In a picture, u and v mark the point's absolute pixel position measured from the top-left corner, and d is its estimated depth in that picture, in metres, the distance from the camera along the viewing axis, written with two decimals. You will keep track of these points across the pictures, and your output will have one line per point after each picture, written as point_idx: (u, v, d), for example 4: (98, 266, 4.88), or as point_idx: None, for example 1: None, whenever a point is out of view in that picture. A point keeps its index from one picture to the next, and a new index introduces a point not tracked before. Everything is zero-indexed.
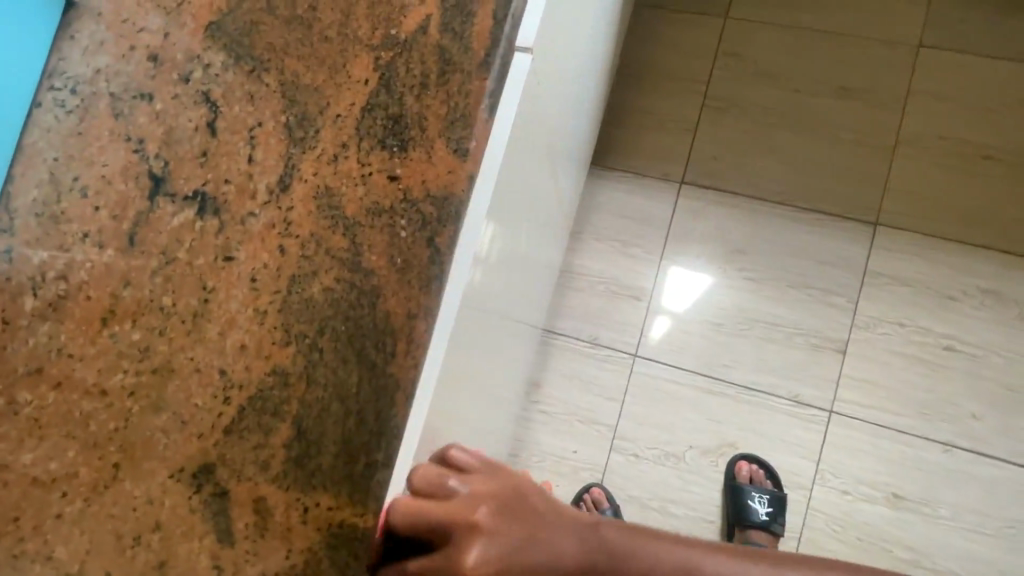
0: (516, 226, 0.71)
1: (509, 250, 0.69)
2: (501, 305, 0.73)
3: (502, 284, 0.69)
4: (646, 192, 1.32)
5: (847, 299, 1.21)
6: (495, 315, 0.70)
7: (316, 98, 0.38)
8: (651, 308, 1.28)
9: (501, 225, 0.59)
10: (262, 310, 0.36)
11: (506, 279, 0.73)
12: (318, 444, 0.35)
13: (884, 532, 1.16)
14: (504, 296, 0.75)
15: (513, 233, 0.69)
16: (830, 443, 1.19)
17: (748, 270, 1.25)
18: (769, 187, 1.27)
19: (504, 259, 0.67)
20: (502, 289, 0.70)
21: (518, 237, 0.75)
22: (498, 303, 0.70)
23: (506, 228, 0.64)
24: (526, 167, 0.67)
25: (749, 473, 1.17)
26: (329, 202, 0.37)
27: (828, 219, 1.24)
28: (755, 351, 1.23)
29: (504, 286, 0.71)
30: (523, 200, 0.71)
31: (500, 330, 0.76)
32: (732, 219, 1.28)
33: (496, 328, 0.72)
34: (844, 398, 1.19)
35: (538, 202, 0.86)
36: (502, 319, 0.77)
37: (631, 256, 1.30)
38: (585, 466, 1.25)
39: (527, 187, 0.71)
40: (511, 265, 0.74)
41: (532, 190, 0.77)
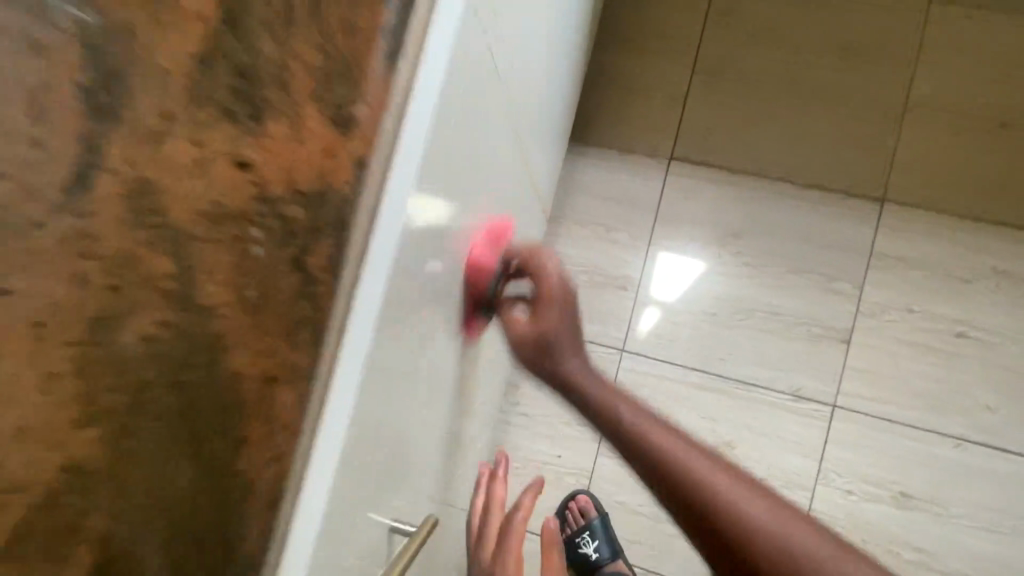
0: (456, 213, 0.60)
1: (445, 242, 0.58)
2: (442, 306, 0.61)
3: (436, 283, 0.58)
4: (631, 170, 1.20)
5: (851, 283, 1.11)
6: (429, 321, 0.58)
7: (129, 36, 0.26)
8: (638, 297, 1.17)
9: (410, 210, 0.47)
10: (51, 374, 0.25)
11: (448, 277, 0.61)
12: (136, 547, 0.29)
13: (891, 534, 1.08)
14: (451, 297, 0.63)
15: (450, 220, 0.58)
16: (832, 441, 1.10)
17: (744, 254, 1.15)
18: (766, 161, 1.16)
19: (435, 253, 0.56)
20: (438, 288, 0.58)
21: (465, 224, 0.63)
22: (433, 305, 0.58)
23: (430, 215, 0.52)
24: (458, 139, 0.55)
25: None
26: (146, 201, 0.28)
27: (830, 197, 1.13)
28: (752, 342, 1.13)
29: (441, 285, 0.59)
30: (460, 180, 0.59)
31: (444, 335, 0.65)
32: (726, 198, 1.16)
33: (433, 336, 0.61)
34: (847, 390, 1.10)
35: (496, 183, 0.74)
36: (450, 323, 0.66)
37: (615, 241, 1.19)
38: (571, 472, 1.16)
39: (465, 163, 0.59)
40: (455, 260, 0.62)
41: (480, 169, 0.65)
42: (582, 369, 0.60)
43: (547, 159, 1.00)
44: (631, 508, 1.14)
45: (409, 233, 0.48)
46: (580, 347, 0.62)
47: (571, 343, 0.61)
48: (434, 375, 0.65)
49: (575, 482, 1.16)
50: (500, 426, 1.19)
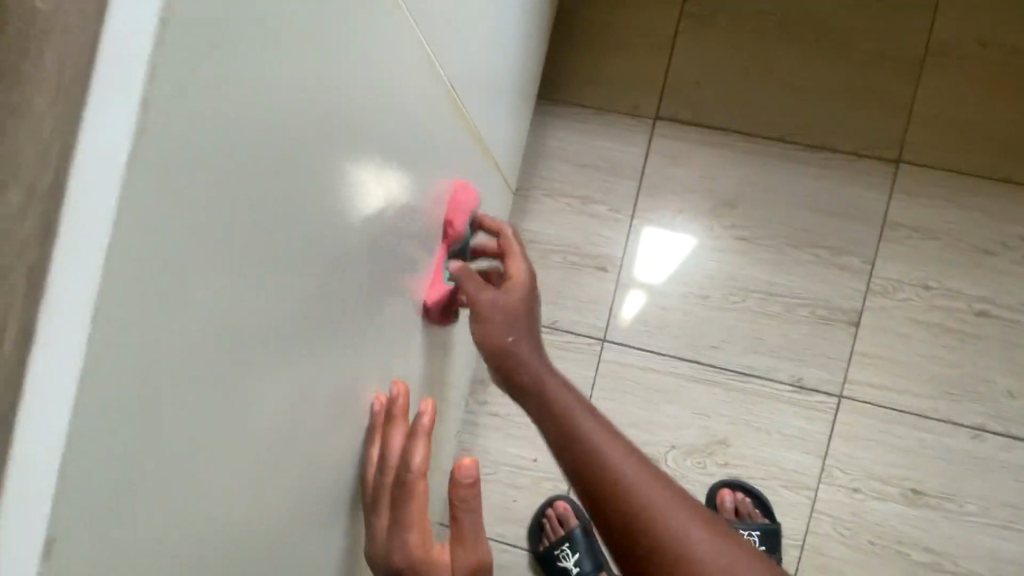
0: (315, 195, 0.43)
1: (293, 235, 0.41)
2: (299, 322, 0.45)
3: (279, 293, 0.41)
4: (609, 132, 1.04)
5: (860, 258, 0.98)
6: (272, 343, 0.42)
7: None
8: (619, 279, 1.03)
9: (196, 195, 0.31)
10: None
11: (307, 281, 0.44)
12: None
13: (901, 535, 0.97)
14: (317, 302, 0.47)
15: (299, 201, 0.41)
16: (838, 435, 0.99)
17: (739, 227, 1.00)
18: (765, 120, 1.01)
19: (269, 254, 0.39)
20: (283, 300, 0.42)
21: (341, 207, 0.47)
22: (281, 321, 0.42)
23: (245, 201, 0.35)
24: (297, 90, 0.38)
25: (734, 505, 0.98)
26: None
27: (839, 159, 0.99)
28: (749, 328, 1.00)
29: (291, 294, 0.43)
30: (317, 149, 0.42)
31: (315, 353, 0.49)
32: (718, 163, 1.01)
33: (289, 358, 0.44)
34: (855, 379, 0.98)
35: (407, 149, 0.58)
36: (325, 333, 0.50)
37: (592, 215, 1.04)
38: (548, 475, 1.05)
39: (324, 127, 0.42)
40: (321, 254, 0.46)
41: (363, 137, 0.48)
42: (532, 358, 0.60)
43: (498, 120, 0.84)
44: None
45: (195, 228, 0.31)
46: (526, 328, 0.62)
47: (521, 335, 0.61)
48: (308, 405, 0.49)
49: (553, 487, 1.05)
50: (468, 427, 1.06)
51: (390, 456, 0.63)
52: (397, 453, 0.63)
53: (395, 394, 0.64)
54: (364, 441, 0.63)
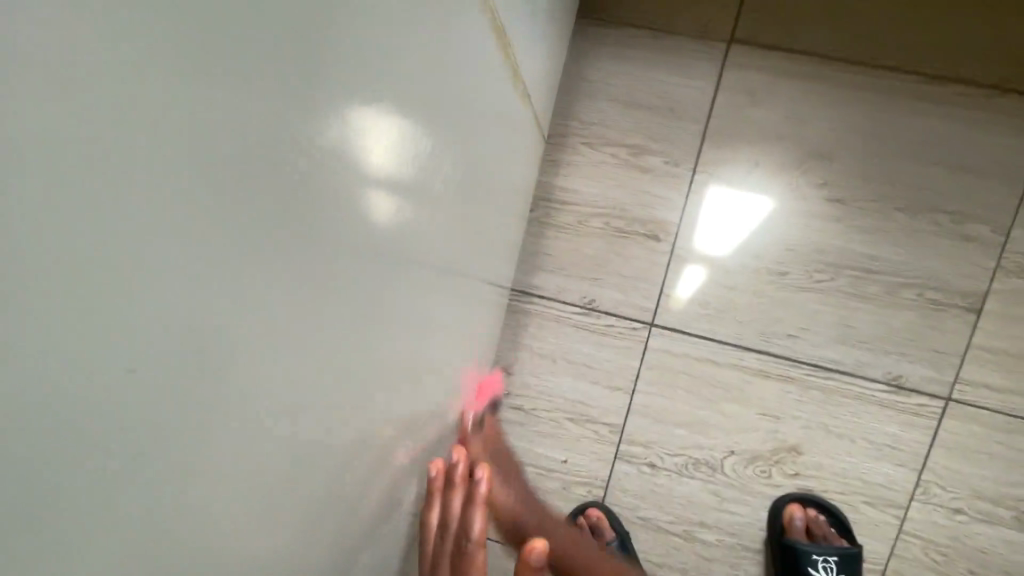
0: (187, 270, 0.20)
1: (129, 366, 0.19)
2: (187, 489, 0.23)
3: (123, 458, 0.19)
4: (667, 61, 0.81)
5: (991, 227, 0.76)
6: (119, 553, 0.20)
7: None
8: (674, 251, 0.83)
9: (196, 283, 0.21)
10: None
11: (194, 422, 0.22)
12: None
13: (1008, 563, 0.81)
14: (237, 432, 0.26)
15: (133, 318, 0.18)
16: (941, 445, 0.80)
17: (833, 185, 0.79)
18: (878, 42, 0.77)
19: (18, 459, 0.16)
20: (110, 478, 0.19)
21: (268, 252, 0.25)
22: (132, 518, 0.21)
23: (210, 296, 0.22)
24: (64, 58, 0.15)
25: (806, 524, 0.82)
26: None
27: (975, 95, 0.75)
28: (836, 312, 0.80)
29: (161, 437, 0.21)
30: (180, 178, 0.19)
31: (238, 488, 0.27)
32: (810, 102, 0.78)
33: (159, 562, 0.22)
34: (970, 379, 0.79)
35: (415, 82, 0.37)
36: (253, 452, 0.28)
37: (643, 169, 0.83)
38: (579, 478, 0.90)
39: (243, 108, 0.21)
40: (241, 330, 0.24)
41: (332, 72, 0.26)
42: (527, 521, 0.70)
43: (529, 40, 0.63)
44: (657, 526, 0.88)
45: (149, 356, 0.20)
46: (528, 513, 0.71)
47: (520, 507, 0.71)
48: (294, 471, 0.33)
49: (587, 492, 0.90)
50: None
51: (446, 521, 0.58)
52: (455, 518, 0.58)
53: (454, 460, 0.59)
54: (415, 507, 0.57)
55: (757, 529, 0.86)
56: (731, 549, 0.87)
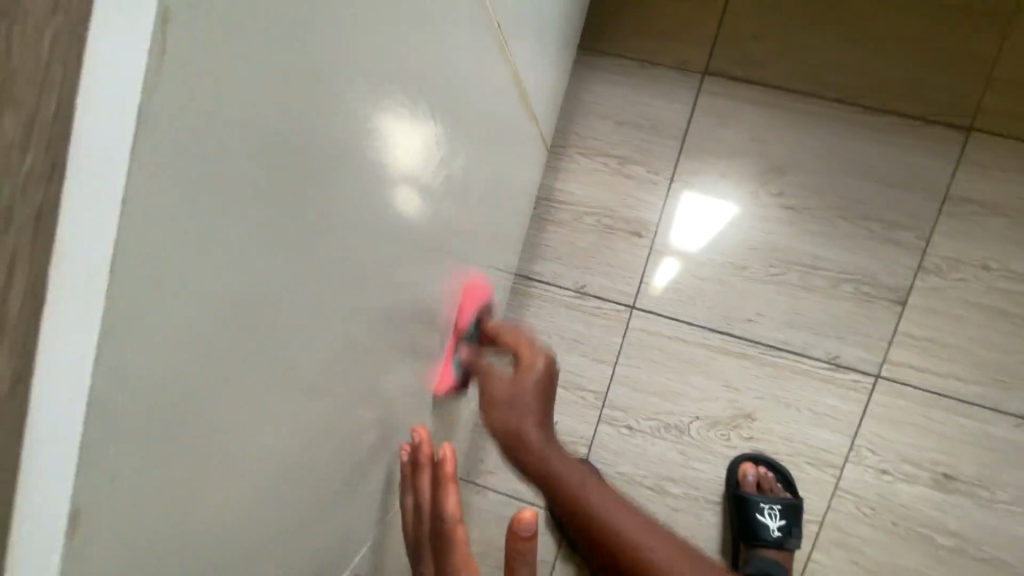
0: (271, 236, 0.30)
1: (259, 308, 0.30)
2: (241, 394, 0.31)
3: (255, 360, 0.31)
4: (652, 88, 0.98)
5: (915, 234, 0.92)
6: (258, 417, 0.34)
7: None
8: (654, 246, 1.00)
9: (296, 246, 0.32)
10: None
11: (288, 341, 0.34)
12: None
13: (926, 518, 0.96)
14: (260, 366, 0.32)
15: (244, 267, 0.28)
16: (871, 416, 0.96)
17: (786, 195, 0.95)
18: (825, 78, 0.93)
19: (210, 364, 0.28)
20: (251, 377, 0.32)
21: (320, 220, 0.34)
22: (207, 407, 0.29)
23: (301, 254, 0.33)
24: (242, 111, 0.25)
25: (756, 479, 0.96)
26: None
27: (904, 124, 0.91)
28: (787, 301, 0.96)
29: (278, 347, 0.33)
30: (261, 164, 0.27)
31: (338, 379, 0.43)
32: (769, 125, 0.94)
33: (281, 422, 0.37)
34: (896, 360, 0.94)
35: (460, 111, 0.53)
36: (344, 356, 0.43)
37: (629, 176, 0.99)
38: (568, 437, 1.06)
39: (320, 121, 0.31)
40: (318, 275, 0.36)
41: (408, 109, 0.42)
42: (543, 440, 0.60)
43: (537, 71, 0.79)
44: (632, 480, 1.04)
45: (276, 293, 0.32)
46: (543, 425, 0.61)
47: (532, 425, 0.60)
48: (374, 374, 0.49)
49: (574, 449, 1.06)
50: None
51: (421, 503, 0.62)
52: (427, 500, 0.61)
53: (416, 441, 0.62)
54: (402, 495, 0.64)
55: (718, 484, 1.02)
56: (695, 500, 1.02)
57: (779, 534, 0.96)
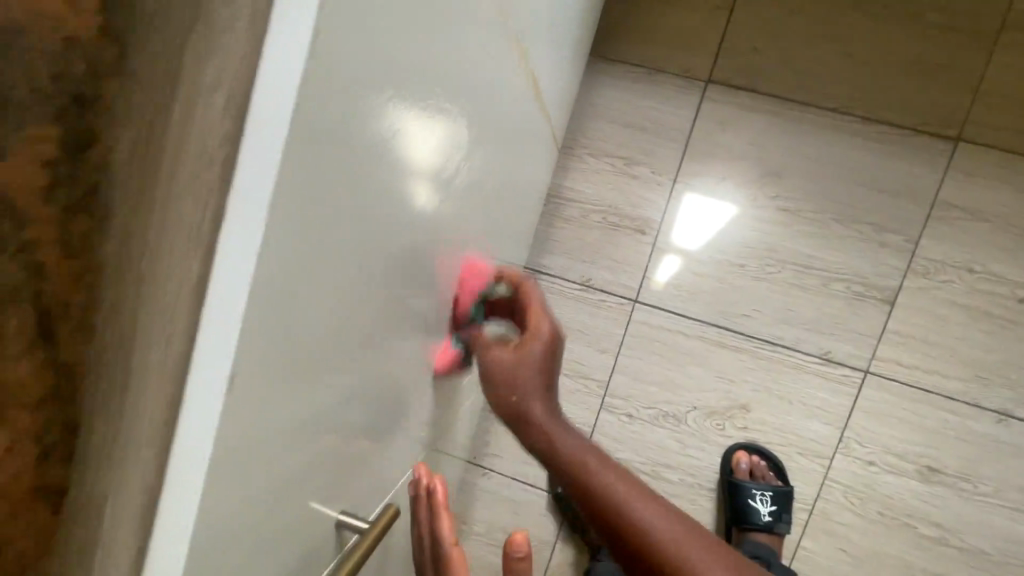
0: (350, 222, 0.36)
1: (337, 283, 0.37)
2: (318, 352, 0.37)
3: (330, 327, 0.38)
4: (658, 93, 1.04)
5: (903, 237, 0.97)
6: (327, 376, 0.40)
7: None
8: (656, 243, 1.05)
9: (365, 231, 0.39)
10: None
11: (352, 310, 0.41)
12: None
13: (910, 509, 1.00)
14: (330, 326, 0.38)
15: (333, 250, 0.34)
16: (859, 409, 1.01)
17: (783, 197, 1.00)
18: (822, 89, 0.98)
19: (306, 330, 0.34)
20: (326, 341, 0.38)
21: (381, 207, 0.40)
22: (299, 364, 0.35)
23: (368, 238, 0.39)
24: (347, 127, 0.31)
25: (749, 467, 1.02)
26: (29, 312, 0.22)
27: (895, 134, 0.96)
28: (781, 298, 1.02)
29: (345, 317, 0.40)
30: (351, 165, 0.33)
31: (384, 348, 0.49)
32: (768, 131, 1.00)
33: (342, 381, 0.43)
34: (884, 356, 0.99)
35: (482, 108, 0.59)
36: (389, 327, 0.49)
37: (634, 176, 1.05)
38: (570, 423, 1.11)
39: (389, 126, 0.37)
40: (377, 258, 0.42)
41: (446, 106, 0.48)
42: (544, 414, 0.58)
43: (551, 75, 0.85)
44: (631, 466, 1.09)
45: (350, 271, 0.38)
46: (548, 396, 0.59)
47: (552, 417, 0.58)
48: (410, 347, 0.56)
49: None
50: None
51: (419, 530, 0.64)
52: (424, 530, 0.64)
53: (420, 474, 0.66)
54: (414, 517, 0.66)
55: (712, 471, 1.07)
56: (690, 487, 1.08)
57: (769, 519, 1.01)
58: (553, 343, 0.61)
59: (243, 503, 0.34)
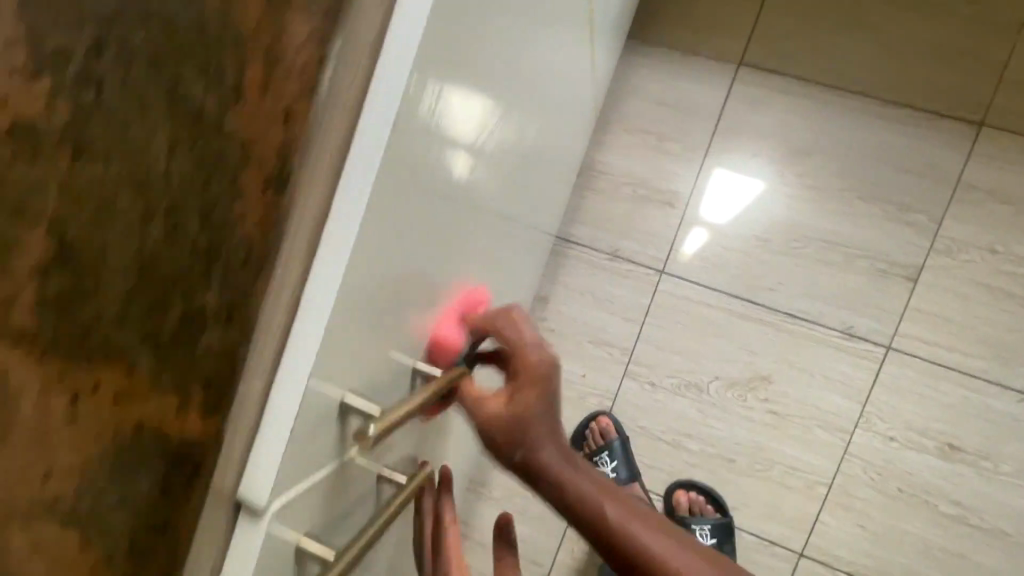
0: (446, 106, 0.42)
1: (430, 158, 0.42)
2: (415, 221, 0.43)
3: (423, 203, 0.43)
4: (692, 74, 1.09)
5: (927, 217, 1.01)
6: (417, 253, 0.45)
7: None
8: (684, 216, 1.09)
9: (449, 127, 0.45)
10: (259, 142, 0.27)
11: (438, 188, 0.46)
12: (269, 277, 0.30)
13: (930, 485, 1.01)
14: (425, 188, 0.43)
15: (433, 128, 0.41)
16: (880, 384, 1.03)
17: (809, 175, 1.04)
18: (850, 74, 1.03)
19: (410, 190, 0.40)
20: (419, 218, 0.43)
21: (465, 94, 0.46)
22: (404, 221, 0.40)
23: (451, 130, 0.45)
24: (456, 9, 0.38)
25: (689, 503, 1.05)
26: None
27: (921, 117, 1.01)
28: (805, 272, 1.05)
29: (432, 196, 0.45)
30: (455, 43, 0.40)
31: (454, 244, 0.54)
32: (797, 111, 1.05)
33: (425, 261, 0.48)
34: (906, 332, 1.02)
35: (541, 38, 0.64)
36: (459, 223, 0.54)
37: (664, 151, 1.10)
38: (594, 390, 1.13)
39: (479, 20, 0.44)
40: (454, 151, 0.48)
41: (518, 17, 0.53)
42: (548, 452, 0.48)
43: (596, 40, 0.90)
44: (652, 434, 1.11)
45: (438, 156, 0.44)
46: (555, 429, 0.49)
47: (547, 429, 0.48)
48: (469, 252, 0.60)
49: (598, 402, 1.13)
50: None
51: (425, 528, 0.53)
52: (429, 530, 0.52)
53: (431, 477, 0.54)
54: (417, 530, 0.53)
55: (733, 443, 1.08)
56: (710, 457, 1.09)
57: None
58: (551, 383, 0.48)
59: (356, 333, 0.38)
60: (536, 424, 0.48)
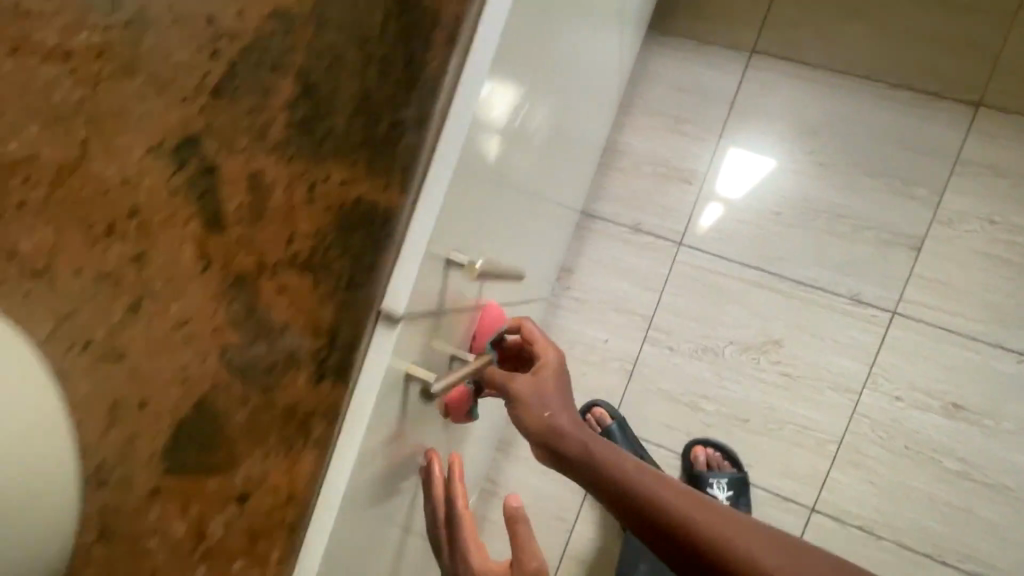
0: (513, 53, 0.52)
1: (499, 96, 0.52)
2: (484, 149, 0.52)
3: (490, 134, 0.52)
4: (708, 61, 1.18)
5: (929, 190, 1.08)
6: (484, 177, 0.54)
7: None
8: (701, 193, 1.18)
9: (512, 75, 0.54)
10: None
11: (501, 122, 0.55)
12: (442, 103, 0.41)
13: (935, 443, 1.07)
14: (493, 117, 0.52)
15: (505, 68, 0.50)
16: (887, 347, 1.10)
17: (818, 153, 1.13)
18: (855, 59, 1.12)
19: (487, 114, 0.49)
20: (487, 147, 0.52)
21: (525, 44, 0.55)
22: (481, 140, 0.49)
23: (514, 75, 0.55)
24: None
25: (706, 458, 1.13)
26: None
27: (922, 98, 1.09)
28: (814, 243, 1.13)
29: (495, 130, 0.54)
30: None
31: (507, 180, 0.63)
32: (806, 94, 1.13)
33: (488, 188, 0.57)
34: (910, 298, 1.09)
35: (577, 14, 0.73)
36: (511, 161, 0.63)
37: (681, 132, 1.19)
38: (615, 355, 1.21)
39: None
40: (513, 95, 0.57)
41: None
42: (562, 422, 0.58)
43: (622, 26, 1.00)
44: (671, 396, 1.18)
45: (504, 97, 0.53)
46: (567, 406, 0.60)
47: (559, 405, 0.60)
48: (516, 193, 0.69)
49: (619, 366, 1.21)
50: (551, 307, 1.23)
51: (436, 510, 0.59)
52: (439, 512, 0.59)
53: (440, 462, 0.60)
54: (429, 506, 0.60)
55: (747, 404, 1.15)
56: (727, 418, 1.16)
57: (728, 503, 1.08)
58: (561, 364, 0.62)
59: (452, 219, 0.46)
60: (550, 402, 0.60)
